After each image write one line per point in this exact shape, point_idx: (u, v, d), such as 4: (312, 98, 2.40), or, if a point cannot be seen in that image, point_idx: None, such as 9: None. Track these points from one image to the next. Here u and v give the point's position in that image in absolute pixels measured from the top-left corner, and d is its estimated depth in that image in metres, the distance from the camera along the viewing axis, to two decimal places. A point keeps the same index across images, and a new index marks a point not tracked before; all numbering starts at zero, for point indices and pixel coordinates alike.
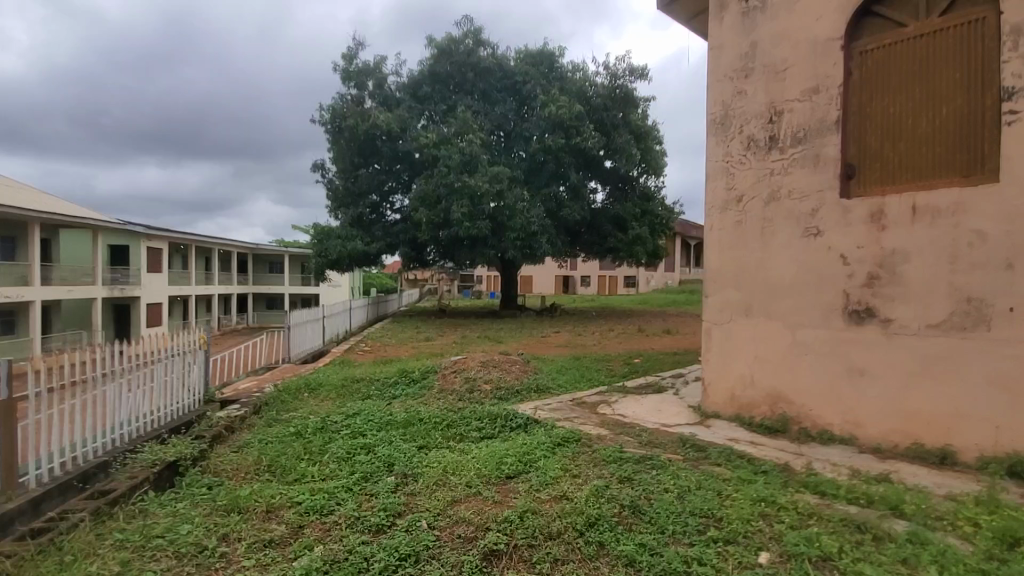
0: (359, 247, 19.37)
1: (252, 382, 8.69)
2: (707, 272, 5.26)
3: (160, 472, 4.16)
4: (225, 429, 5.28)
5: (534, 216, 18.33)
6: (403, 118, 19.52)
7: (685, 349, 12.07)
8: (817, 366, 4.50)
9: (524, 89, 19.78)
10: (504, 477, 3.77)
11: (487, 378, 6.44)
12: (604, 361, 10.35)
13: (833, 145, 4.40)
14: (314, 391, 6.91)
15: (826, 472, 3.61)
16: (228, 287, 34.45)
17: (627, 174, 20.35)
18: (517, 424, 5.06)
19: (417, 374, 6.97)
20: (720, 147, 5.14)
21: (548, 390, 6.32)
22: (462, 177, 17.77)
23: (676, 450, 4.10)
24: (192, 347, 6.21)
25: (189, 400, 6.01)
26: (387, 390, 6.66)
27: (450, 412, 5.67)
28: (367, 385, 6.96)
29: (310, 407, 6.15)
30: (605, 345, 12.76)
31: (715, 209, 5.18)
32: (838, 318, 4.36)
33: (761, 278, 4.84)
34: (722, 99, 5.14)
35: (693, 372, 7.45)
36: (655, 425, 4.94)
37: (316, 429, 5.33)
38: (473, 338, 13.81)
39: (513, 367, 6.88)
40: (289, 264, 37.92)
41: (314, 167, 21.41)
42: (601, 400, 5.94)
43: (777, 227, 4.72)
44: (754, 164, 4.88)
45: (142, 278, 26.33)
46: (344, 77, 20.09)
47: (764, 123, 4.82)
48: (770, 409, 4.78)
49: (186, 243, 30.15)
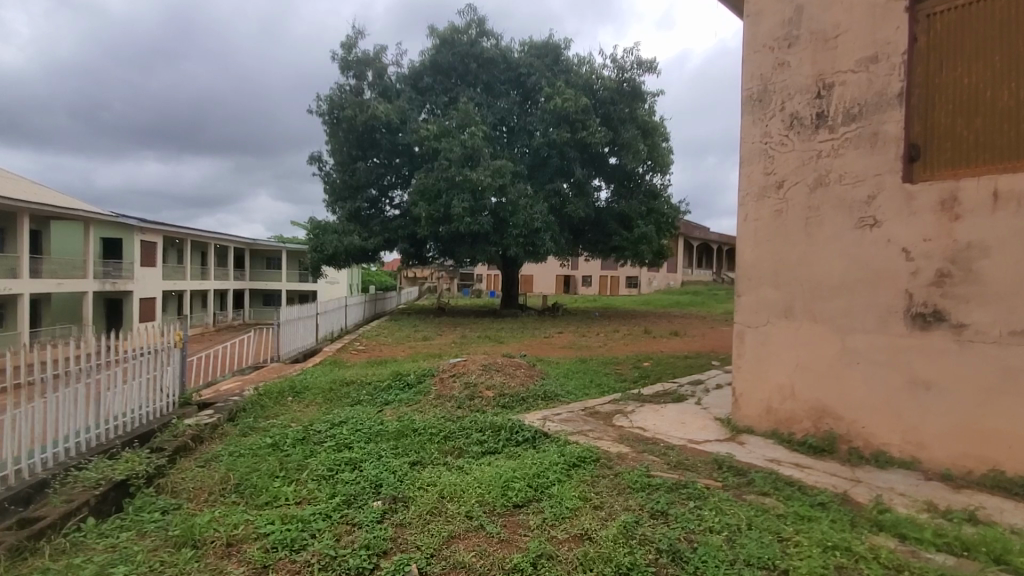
0: (356, 242, 18.75)
1: (235, 384, 8.07)
2: (740, 267, 4.63)
3: (103, 495, 3.60)
4: (191, 440, 4.69)
5: (537, 212, 17.66)
6: (403, 110, 18.92)
7: (696, 353, 11.44)
8: (871, 377, 3.89)
9: (528, 82, 19.18)
10: (511, 506, 3.18)
11: (488, 383, 5.82)
12: (612, 365, 9.72)
13: (895, 122, 3.79)
14: (299, 395, 6.29)
15: (898, 508, 3.00)
16: (224, 283, 33.86)
17: (634, 170, 19.70)
18: (524, 438, 4.44)
19: (412, 378, 6.35)
20: (757, 127, 4.53)
21: (557, 397, 5.70)
22: (463, 171, 17.15)
23: (712, 475, 3.51)
24: (159, 347, 5.62)
25: (152, 406, 5.42)
26: (379, 395, 6.04)
27: (448, 422, 5.06)
28: (358, 389, 6.34)
29: (292, 415, 5.54)
30: (611, 347, 12.15)
31: (749, 197, 4.57)
32: (899, 323, 3.75)
33: (805, 276, 4.22)
34: (760, 73, 4.53)
35: (714, 379, 6.83)
36: (680, 441, 4.34)
37: (296, 441, 4.73)
38: (473, 338, 13.20)
39: (517, 372, 6.27)
40: (286, 260, 37.27)
41: (311, 160, 20.83)
42: (616, 410, 5.32)
43: (825, 217, 4.11)
44: (797, 146, 4.27)
45: (136, 272, 25.73)
46: (343, 67, 19.52)
47: (811, 99, 4.22)
48: (813, 425, 4.18)
49: (182, 237, 29.53)
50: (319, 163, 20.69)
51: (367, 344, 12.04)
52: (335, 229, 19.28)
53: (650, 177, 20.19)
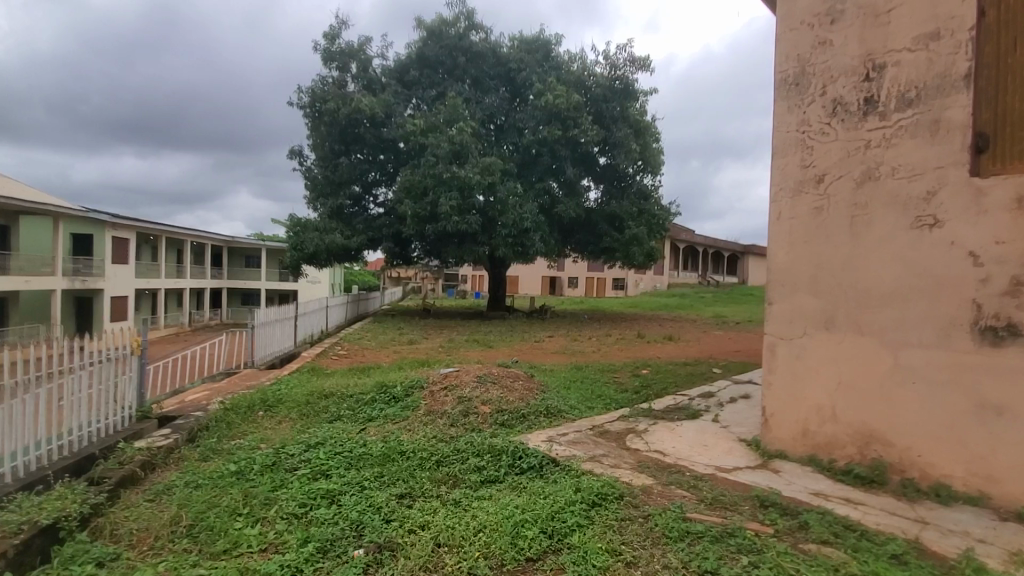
0: (338, 241, 17.96)
1: (202, 394, 7.34)
2: (772, 271, 4.12)
3: (26, 543, 2.92)
4: (139, 468, 4.03)
5: (527, 212, 17.06)
6: (388, 104, 18.24)
7: (695, 359, 10.98)
8: (930, 399, 3.41)
9: (518, 78, 18.62)
10: (524, 560, 2.62)
11: (484, 398, 5.22)
12: (610, 372, 9.18)
13: (961, 107, 3.30)
14: (271, 410, 5.63)
15: (990, 564, 2.51)
16: (201, 282, 32.67)
17: (625, 170, 19.24)
18: (529, 466, 3.86)
19: (399, 390, 5.71)
20: (792, 114, 4.03)
21: (561, 414, 5.13)
22: (451, 168, 16.52)
23: (757, 517, 2.99)
24: (114, 355, 4.93)
25: (102, 422, 4.73)
26: (361, 411, 5.41)
27: (440, 443, 4.46)
28: (337, 402, 5.69)
29: (261, 435, 4.88)
30: (606, 353, 11.64)
31: (783, 193, 4.07)
32: (963, 337, 3.28)
33: (850, 282, 3.73)
34: (797, 53, 4.03)
35: (726, 391, 6.32)
36: (708, 468, 3.82)
37: (264, 468, 4.08)
38: (461, 342, 12.60)
39: (516, 385, 5.68)
40: (266, 258, 36.18)
41: (291, 155, 20.00)
42: (628, 429, 4.77)
43: (874, 215, 3.63)
44: (841, 136, 3.79)
45: (108, 270, 24.56)
46: (326, 58, 18.75)
47: (858, 82, 3.73)
48: (858, 452, 3.70)
49: (157, 234, 28.33)
50: (300, 157, 19.89)
51: (349, 349, 11.35)
52: (316, 226, 18.46)
53: (642, 178, 19.73)
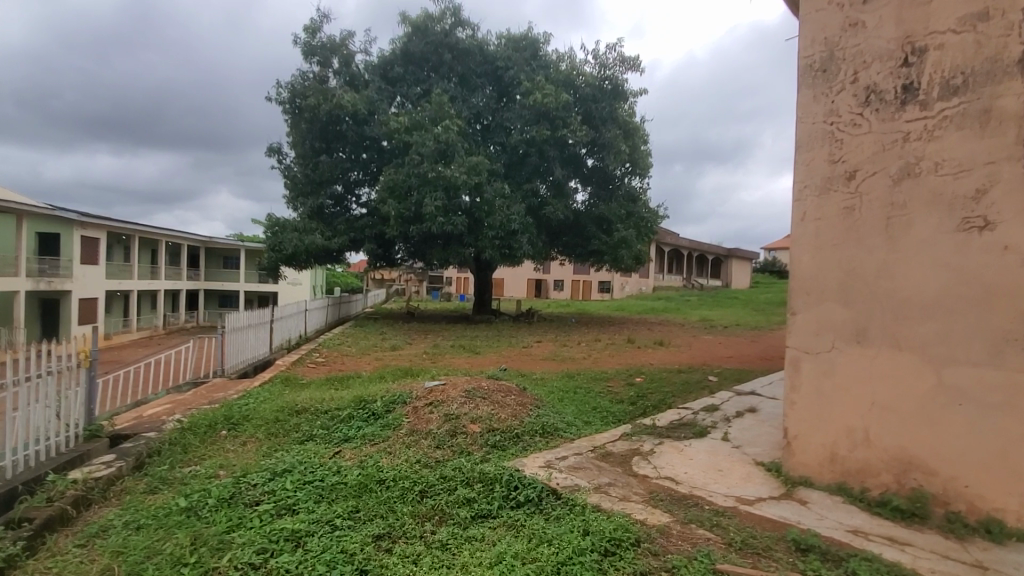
0: (318, 242, 17.28)
1: (163, 409, 6.72)
2: (795, 278, 3.72)
3: None
4: (70, 506, 3.50)
5: (514, 213, 16.60)
6: (371, 100, 17.65)
7: (689, 366, 10.64)
8: (979, 421, 3.03)
9: (506, 76, 18.21)
10: None
11: (473, 416, 4.72)
12: (602, 382, 8.75)
13: (1016, 95, 2.93)
14: (235, 429, 5.07)
15: None
16: (176, 284, 31.57)
17: (614, 171, 18.88)
18: (527, 499, 3.38)
19: (378, 406, 5.19)
20: (819, 103, 3.63)
21: (558, 433, 4.65)
22: (436, 167, 16.01)
23: (798, 567, 2.55)
24: (57, 368, 4.36)
25: (41, 445, 4.16)
26: (336, 430, 4.88)
27: (424, 469, 3.97)
28: (310, 420, 5.15)
29: (221, 460, 4.33)
30: (596, 360, 11.20)
31: (808, 191, 3.66)
32: (1018, 353, 2.91)
33: (886, 290, 3.34)
34: (824, 35, 3.63)
35: (731, 404, 5.93)
36: (729, 500, 3.38)
37: (220, 504, 3.54)
38: (446, 348, 12.11)
39: (508, 400, 5.20)
40: (245, 259, 35.15)
41: (269, 152, 19.28)
42: (632, 450, 4.32)
43: (914, 217, 3.25)
44: (875, 127, 3.40)
45: (76, 271, 23.43)
46: (306, 52, 18.11)
47: (894, 68, 3.35)
48: (895, 480, 3.31)
49: (129, 234, 27.16)
50: (279, 155, 19.18)
51: (327, 356, 10.73)
52: (295, 227, 17.76)
53: (630, 179, 19.39)
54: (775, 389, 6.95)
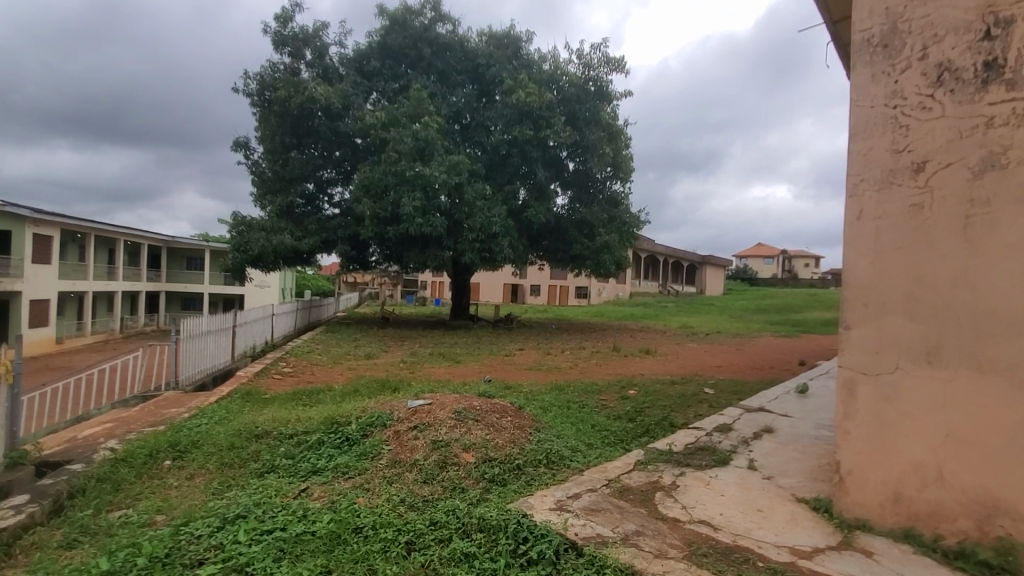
0: (287, 242, 16.30)
1: (102, 428, 5.84)
2: (850, 286, 3.18)
3: None
4: None
5: (496, 215, 15.97)
6: (346, 94, 16.81)
7: (681, 377, 10.17)
8: None
9: (487, 74, 17.60)
10: None
11: (466, 443, 4.06)
12: (595, 395, 8.14)
13: None
14: (181, 460, 4.29)
15: None
16: (135, 285, 29.82)
17: (596, 175, 18.40)
18: (541, 556, 2.73)
19: (354, 429, 4.49)
20: (879, 83, 3.13)
21: (565, 462, 4.03)
22: (415, 166, 15.31)
23: None
24: None
25: None
26: (305, 460, 4.16)
27: (410, 513, 3.28)
28: (273, 447, 4.40)
29: (160, 502, 3.55)
30: (585, 370, 10.60)
31: (866, 185, 3.15)
32: None
33: (965, 303, 2.85)
34: (886, 5, 3.13)
35: (744, 424, 5.42)
36: (784, 552, 2.82)
37: (151, 566, 2.78)
38: (425, 356, 11.39)
39: (504, 422, 4.54)
40: (210, 259, 33.53)
41: (235, 147, 18.22)
42: (653, 484, 3.74)
43: (1000, 216, 2.77)
44: (950, 112, 2.92)
45: (27, 271, 21.78)
46: (277, 42, 17.17)
47: (974, 42, 2.88)
48: (976, 527, 2.84)
49: (85, 231, 25.46)
50: (246, 150, 18.14)
51: (295, 366, 9.87)
52: (262, 226, 16.73)
53: (613, 183, 18.93)
54: (785, 406, 6.47)
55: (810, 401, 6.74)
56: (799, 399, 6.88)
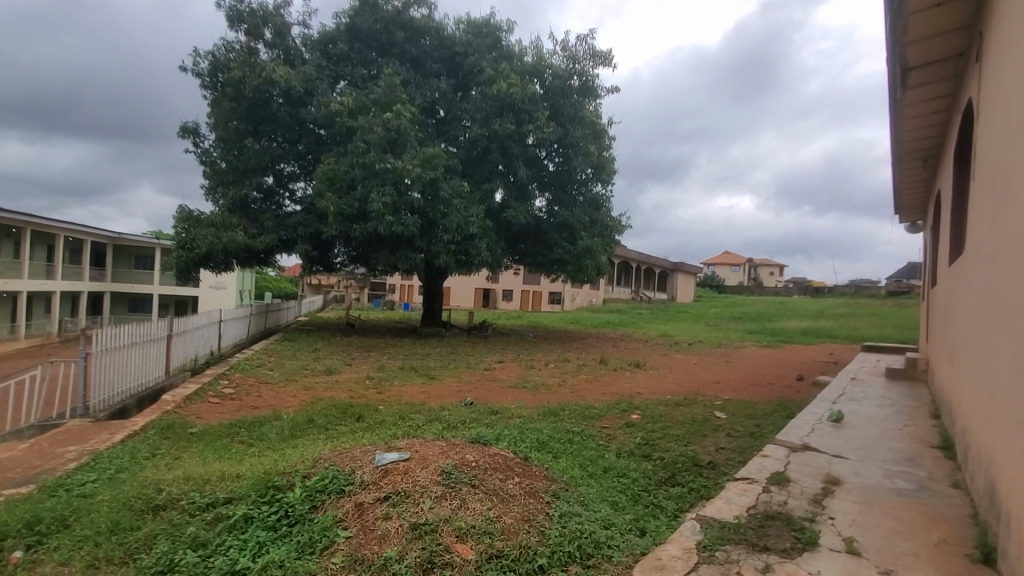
0: (239, 240, 14.59)
1: None
2: None
3: None
4: None
5: (473, 215, 14.66)
6: (309, 78, 15.27)
7: (683, 396, 9.10)
8: None
9: (464, 63, 16.36)
10: None
11: (460, 528, 2.79)
12: (595, 423, 6.95)
13: None
14: (32, 557, 2.96)
15: None
16: (76, 285, 27.16)
17: (578, 176, 17.28)
18: None
19: (297, 499, 3.15)
20: None
21: (605, 556, 2.79)
22: (385, 158, 13.93)
23: None
24: None
25: None
26: (220, 556, 2.80)
27: None
28: (176, 532, 3.04)
29: None
30: (575, 389, 9.44)
31: None
32: None
33: None
34: None
35: (801, 474, 4.31)
36: None
37: None
38: (393, 372, 10.02)
39: (510, 487, 3.30)
40: (161, 258, 31.08)
41: (184, 133, 16.42)
42: None
43: None
44: None
45: None
46: (232, 18, 15.50)
47: None
48: None
49: (21, 225, 22.82)
50: (195, 136, 16.34)
51: (237, 386, 8.28)
52: (211, 222, 14.96)
53: (595, 185, 17.86)
54: (829, 441, 5.40)
55: (852, 434, 5.71)
56: (840, 431, 5.84)
